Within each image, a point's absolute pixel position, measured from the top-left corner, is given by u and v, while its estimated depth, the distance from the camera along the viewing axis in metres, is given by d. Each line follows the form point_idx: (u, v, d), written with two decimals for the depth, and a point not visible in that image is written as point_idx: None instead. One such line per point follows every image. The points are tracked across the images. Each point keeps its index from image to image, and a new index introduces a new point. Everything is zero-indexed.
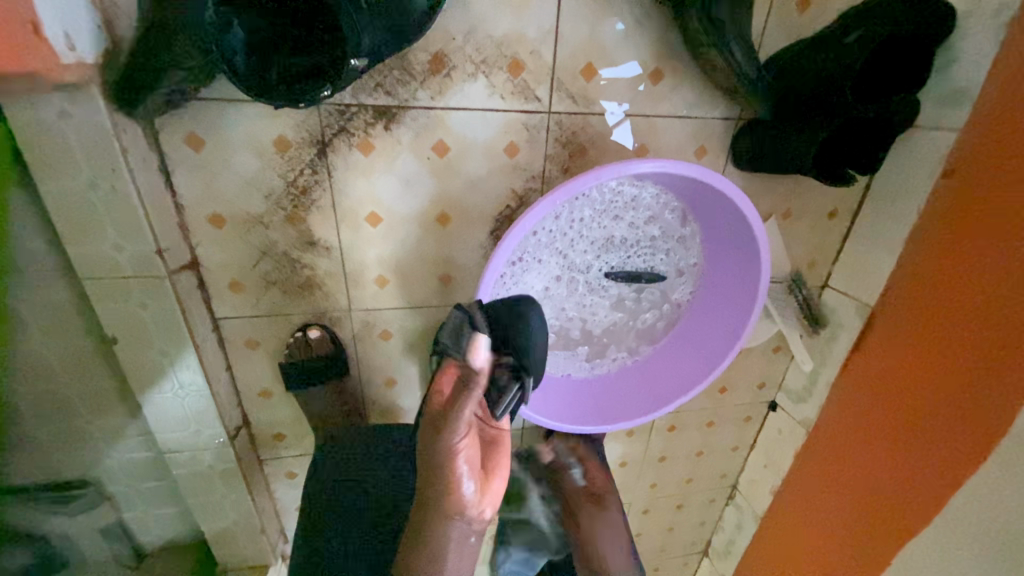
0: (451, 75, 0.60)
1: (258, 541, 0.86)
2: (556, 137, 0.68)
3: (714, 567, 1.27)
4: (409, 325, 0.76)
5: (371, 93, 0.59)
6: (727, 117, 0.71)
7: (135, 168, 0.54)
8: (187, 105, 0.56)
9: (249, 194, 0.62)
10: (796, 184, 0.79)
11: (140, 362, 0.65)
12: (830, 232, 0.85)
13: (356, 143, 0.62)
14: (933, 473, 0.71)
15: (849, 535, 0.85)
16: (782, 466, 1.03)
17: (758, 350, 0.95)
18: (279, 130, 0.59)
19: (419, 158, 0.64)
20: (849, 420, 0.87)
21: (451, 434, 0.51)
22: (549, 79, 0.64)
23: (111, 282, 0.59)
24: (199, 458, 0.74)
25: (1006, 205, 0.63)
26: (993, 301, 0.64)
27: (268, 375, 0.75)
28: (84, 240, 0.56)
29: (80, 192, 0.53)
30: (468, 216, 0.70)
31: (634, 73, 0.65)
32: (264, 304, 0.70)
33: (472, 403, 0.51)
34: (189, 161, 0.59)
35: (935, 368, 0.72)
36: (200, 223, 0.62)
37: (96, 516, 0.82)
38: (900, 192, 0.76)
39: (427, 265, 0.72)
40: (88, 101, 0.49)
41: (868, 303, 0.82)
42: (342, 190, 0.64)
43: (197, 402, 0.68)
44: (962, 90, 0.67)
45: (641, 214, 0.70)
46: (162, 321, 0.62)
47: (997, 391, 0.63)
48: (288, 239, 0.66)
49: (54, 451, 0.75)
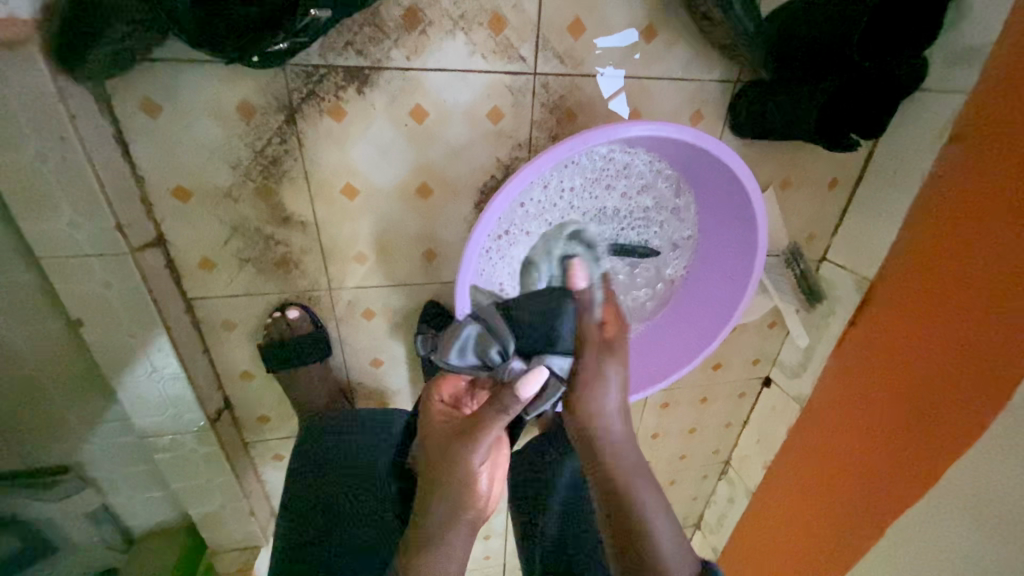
0: (427, 32, 0.56)
1: (247, 525, 0.86)
2: (543, 101, 0.63)
3: (705, 540, 1.29)
4: (393, 303, 0.74)
5: (341, 52, 0.55)
6: (724, 79, 0.67)
7: (86, 137, 0.50)
8: (139, 68, 0.51)
9: (215, 165, 0.58)
10: (795, 151, 0.76)
11: (110, 345, 0.62)
12: (829, 203, 0.82)
13: (327, 109, 0.57)
14: (930, 450, 0.70)
15: (848, 513, 0.84)
16: (775, 441, 1.03)
17: (753, 325, 0.93)
18: (242, 94, 0.55)
19: (395, 125, 0.60)
20: (846, 398, 0.85)
21: (471, 442, 0.50)
22: (534, 37, 0.59)
23: (70, 261, 0.56)
24: (180, 443, 0.72)
25: (1003, 178, 0.61)
26: (986, 280, 0.63)
27: (247, 357, 0.73)
28: (36, 217, 0.52)
29: (26, 163, 0.49)
30: (450, 187, 0.66)
31: (629, 39, 0.61)
32: (239, 283, 0.66)
33: (495, 412, 0.51)
34: (148, 130, 0.55)
35: (936, 344, 0.70)
36: (164, 198, 0.59)
37: (80, 501, 0.81)
38: (903, 159, 0.73)
39: (410, 240, 0.69)
40: (27, 61, 0.44)
41: (867, 276, 0.80)
42: (315, 160, 0.60)
43: (173, 385, 0.66)
44: (974, 45, 0.62)
45: (634, 183, 0.66)
46: (129, 302, 0.59)
47: (985, 374, 0.63)
48: (260, 214, 0.62)
49: (30, 437, 0.73)
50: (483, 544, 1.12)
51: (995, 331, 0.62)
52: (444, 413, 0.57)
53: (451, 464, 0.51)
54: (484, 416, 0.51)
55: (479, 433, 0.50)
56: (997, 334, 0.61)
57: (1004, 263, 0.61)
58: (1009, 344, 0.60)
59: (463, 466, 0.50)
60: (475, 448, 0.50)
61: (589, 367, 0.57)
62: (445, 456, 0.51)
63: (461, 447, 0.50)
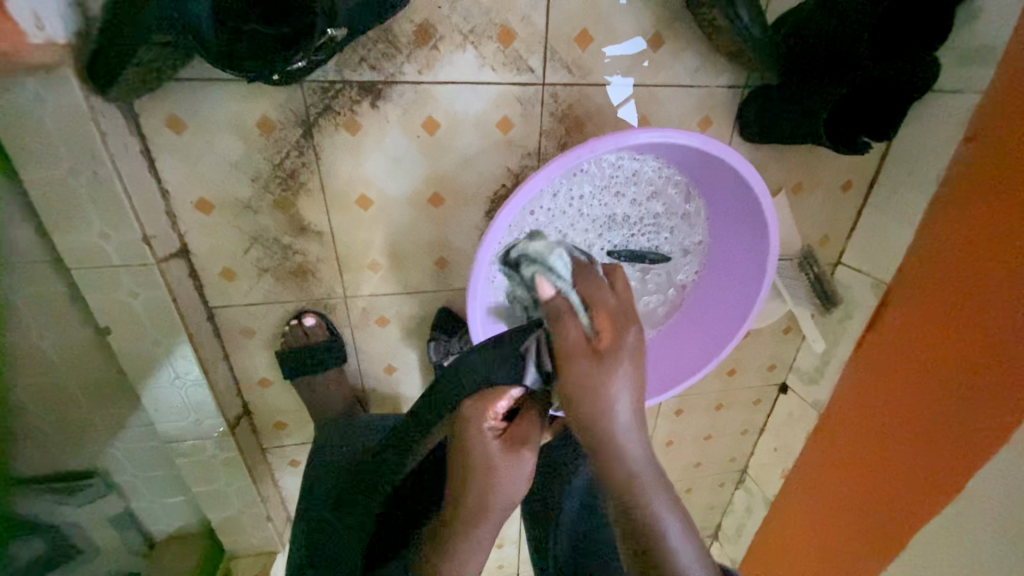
0: (438, 47, 0.58)
1: (264, 530, 0.87)
2: (552, 110, 0.65)
3: (723, 550, 1.26)
4: (407, 310, 0.75)
5: (356, 68, 0.57)
6: (732, 85, 0.68)
7: (116, 153, 0.52)
8: (165, 87, 0.54)
9: (235, 178, 0.60)
10: (806, 154, 0.75)
11: (135, 353, 0.64)
12: (843, 206, 0.81)
13: (342, 123, 0.59)
14: (954, 457, 0.68)
15: (872, 524, 0.81)
16: (793, 449, 1.01)
17: (767, 330, 0.92)
18: (261, 110, 0.57)
19: (408, 137, 0.62)
20: (865, 404, 0.83)
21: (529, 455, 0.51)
22: (542, 48, 0.60)
23: (100, 272, 0.58)
24: (200, 448, 0.74)
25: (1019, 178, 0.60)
26: (1004, 281, 0.62)
27: (265, 364, 0.75)
28: (69, 230, 0.55)
29: (61, 179, 0.52)
30: (462, 196, 0.68)
31: (636, 48, 0.62)
32: (258, 292, 0.68)
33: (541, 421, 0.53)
34: (173, 146, 0.57)
35: (958, 348, 0.68)
36: (187, 210, 0.61)
37: (105, 505, 0.83)
38: (917, 161, 0.72)
39: (422, 248, 0.70)
40: (63, 83, 0.47)
41: (883, 280, 0.79)
42: (330, 172, 0.62)
43: (194, 391, 0.68)
44: (986, 46, 0.62)
45: (643, 190, 0.67)
46: (154, 310, 0.61)
47: (1006, 377, 0.61)
48: (278, 225, 0.64)
49: (59, 441, 0.76)
50: (496, 553, 1.11)
51: (1016, 333, 0.60)
52: (492, 429, 0.50)
53: (505, 478, 0.49)
54: (534, 430, 0.52)
55: (532, 443, 0.52)
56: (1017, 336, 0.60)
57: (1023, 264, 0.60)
58: None
59: (520, 478, 0.50)
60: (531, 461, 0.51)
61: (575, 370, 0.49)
62: (499, 470, 0.49)
63: (524, 463, 0.50)
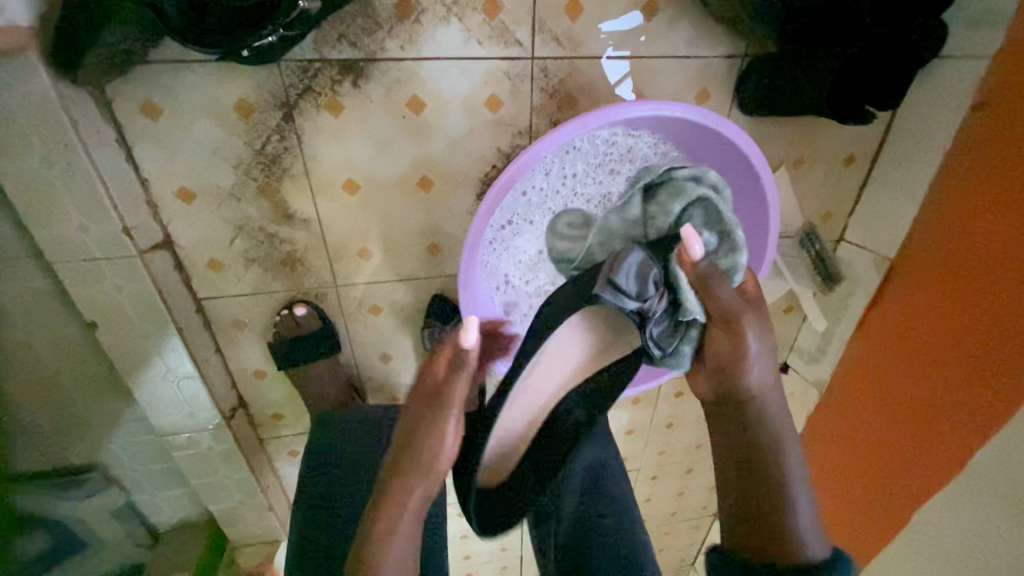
0: (421, 20, 0.55)
1: (266, 519, 0.87)
2: (542, 86, 0.62)
3: None
4: (400, 298, 0.73)
5: (335, 45, 0.54)
6: (730, 55, 0.65)
7: (89, 142, 0.50)
8: (136, 71, 0.52)
9: (216, 165, 0.58)
10: (808, 128, 0.73)
11: (123, 347, 0.63)
12: (845, 180, 0.79)
13: (324, 104, 0.57)
14: (956, 434, 0.68)
15: (875, 500, 0.81)
16: (794, 429, 1.01)
17: (768, 310, 0.90)
18: (239, 92, 0.55)
19: (392, 117, 0.59)
20: (867, 382, 0.83)
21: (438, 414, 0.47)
22: (530, 20, 0.58)
23: (81, 266, 0.57)
24: (197, 441, 0.73)
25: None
26: (1010, 254, 0.60)
27: (259, 355, 0.74)
28: (46, 224, 0.53)
29: (32, 170, 0.50)
30: (452, 179, 0.65)
31: (630, 19, 0.60)
32: (247, 282, 0.67)
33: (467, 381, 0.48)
34: (149, 133, 0.55)
35: (962, 321, 0.66)
36: (169, 200, 0.59)
37: (106, 499, 0.83)
38: (923, 131, 0.69)
39: (413, 234, 0.68)
40: (27, 69, 0.45)
41: (887, 256, 0.77)
42: (313, 156, 0.60)
43: (187, 385, 0.67)
44: (996, 7, 0.59)
45: (639, 167, 0.65)
46: (140, 304, 0.60)
47: (1010, 353, 0.60)
48: (263, 213, 0.62)
49: (56, 438, 0.75)
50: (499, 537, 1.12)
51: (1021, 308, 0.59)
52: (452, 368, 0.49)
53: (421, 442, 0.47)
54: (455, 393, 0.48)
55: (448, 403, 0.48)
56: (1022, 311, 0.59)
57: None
58: None
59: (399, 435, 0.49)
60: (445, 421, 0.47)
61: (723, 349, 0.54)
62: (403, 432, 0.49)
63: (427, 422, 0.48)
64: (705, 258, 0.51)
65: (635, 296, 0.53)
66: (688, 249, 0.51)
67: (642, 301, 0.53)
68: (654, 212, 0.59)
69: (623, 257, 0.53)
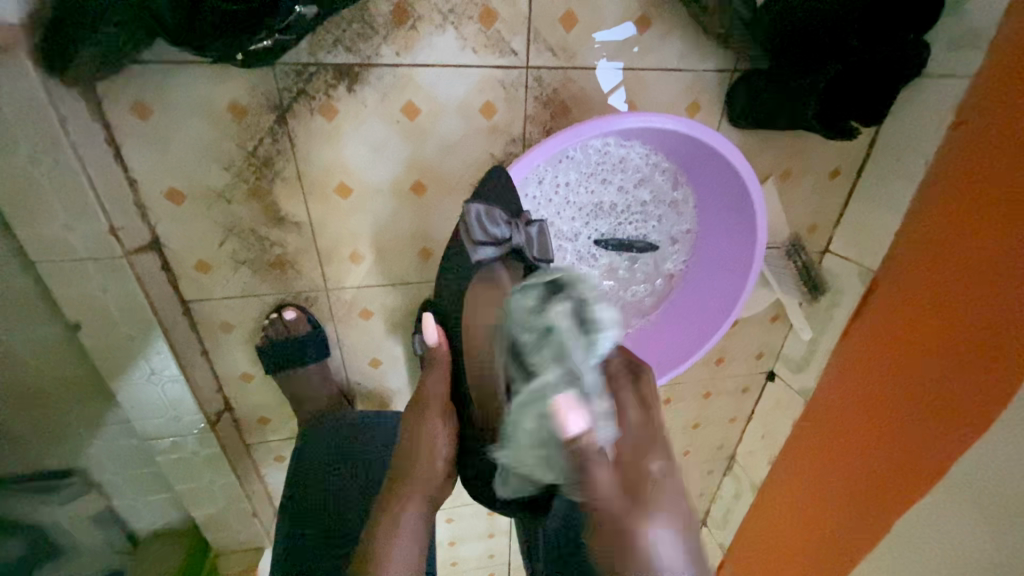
0: (417, 27, 0.55)
1: (250, 524, 0.86)
2: (537, 95, 0.63)
3: (712, 535, 1.28)
4: (391, 302, 0.73)
5: (330, 49, 0.54)
6: (721, 69, 0.66)
7: (77, 140, 0.50)
8: (127, 71, 0.51)
9: (206, 166, 0.58)
10: (795, 141, 0.74)
11: (107, 349, 0.62)
12: (831, 193, 0.80)
13: (317, 108, 0.57)
14: (936, 444, 0.69)
15: (860, 510, 0.82)
16: (780, 437, 1.02)
17: (755, 319, 0.92)
18: (232, 94, 0.54)
19: (387, 122, 0.59)
20: (850, 391, 0.84)
21: (429, 414, 0.57)
22: (525, 30, 0.58)
23: (66, 265, 0.56)
24: (181, 445, 0.72)
25: (1005, 165, 0.60)
26: (988, 269, 0.62)
27: (246, 358, 0.73)
28: (30, 222, 0.52)
29: (18, 168, 0.49)
30: (445, 185, 0.66)
31: (625, 32, 0.61)
32: (236, 284, 0.66)
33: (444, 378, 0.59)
34: (139, 133, 0.54)
35: (941, 333, 0.68)
36: (158, 201, 0.59)
37: (85, 503, 0.81)
38: (906, 147, 0.71)
39: (405, 238, 0.68)
40: (15, 66, 0.44)
41: (871, 267, 0.79)
42: (306, 159, 0.60)
43: (172, 388, 0.66)
44: (975, 30, 0.61)
45: (631, 176, 0.66)
46: (126, 305, 0.59)
47: (986, 366, 0.62)
48: (254, 215, 0.62)
49: (33, 441, 0.74)
50: (486, 543, 1.11)
51: (997, 322, 0.61)
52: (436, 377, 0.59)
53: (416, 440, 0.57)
54: (436, 393, 0.59)
55: (437, 404, 0.58)
56: (998, 326, 0.61)
57: (1004, 253, 0.60)
58: (1011, 335, 0.59)
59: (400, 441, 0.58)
60: (438, 420, 0.57)
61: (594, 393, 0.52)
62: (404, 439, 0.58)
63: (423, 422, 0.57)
64: (585, 433, 0.43)
65: (493, 239, 0.58)
66: (565, 424, 0.43)
67: (502, 240, 0.58)
68: (575, 322, 0.50)
69: (469, 219, 0.57)
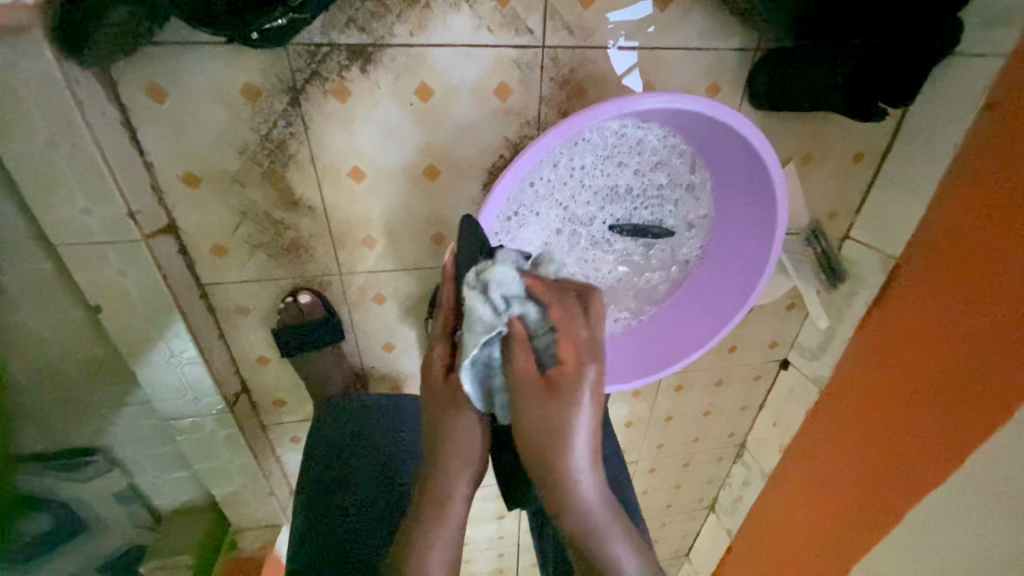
0: (431, 6, 0.54)
1: (268, 504, 0.88)
2: (552, 76, 0.61)
3: (720, 522, 1.28)
4: (404, 288, 0.73)
5: (343, 29, 0.53)
6: (743, 48, 0.64)
7: (94, 123, 0.50)
8: (142, 53, 0.51)
9: (222, 149, 0.58)
10: (818, 125, 0.72)
11: (127, 331, 0.63)
12: (853, 178, 0.78)
13: (331, 90, 0.56)
14: (950, 434, 0.68)
15: (870, 501, 0.82)
16: (793, 425, 1.01)
17: (771, 306, 0.91)
18: (246, 76, 0.54)
19: (400, 104, 0.59)
20: (865, 382, 0.83)
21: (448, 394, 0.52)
22: (542, 8, 0.57)
23: (85, 250, 0.56)
24: (200, 425, 0.74)
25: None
26: (1012, 259, 0.60)
27: (262, 342, 0.74)
28: (50, 205, 0.53)
29: (36, 151, 0.49)
30: (459, 168, 0.65)
31: (644, 9, 0.59)
32: (252, 268, 0.67)
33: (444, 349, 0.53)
34: (154, 115, 0.54)
35: (960, 322, 0.67)
36: (174, 185, 0.59)
37: (109, 480, 0.84)
38: (933, 129, 0.69)
39: (418, 222, 0.68)
40: (31, 46, 0.44)
41: (891, 254, 0.77)
42: (320, 143, 0.59)
43: (191, 371, 0.67)
44: (1013, 5, 0.58)
45: (647, 159, 0.64)
46: (144, 289, 0.60)
47: (1005, 355, 0.61)
48: (268, 199, 0.62)
49: (58, 420, 0.76)
50: (496, 526, 1.13)
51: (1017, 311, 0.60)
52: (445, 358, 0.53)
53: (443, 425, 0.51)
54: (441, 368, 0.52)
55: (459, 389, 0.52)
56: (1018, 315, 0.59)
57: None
58: None
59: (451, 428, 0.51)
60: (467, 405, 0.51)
61: (535, 415, 0.46)
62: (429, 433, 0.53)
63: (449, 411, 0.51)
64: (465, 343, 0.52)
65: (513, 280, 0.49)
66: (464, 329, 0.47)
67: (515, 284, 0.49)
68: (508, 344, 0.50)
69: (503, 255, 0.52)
